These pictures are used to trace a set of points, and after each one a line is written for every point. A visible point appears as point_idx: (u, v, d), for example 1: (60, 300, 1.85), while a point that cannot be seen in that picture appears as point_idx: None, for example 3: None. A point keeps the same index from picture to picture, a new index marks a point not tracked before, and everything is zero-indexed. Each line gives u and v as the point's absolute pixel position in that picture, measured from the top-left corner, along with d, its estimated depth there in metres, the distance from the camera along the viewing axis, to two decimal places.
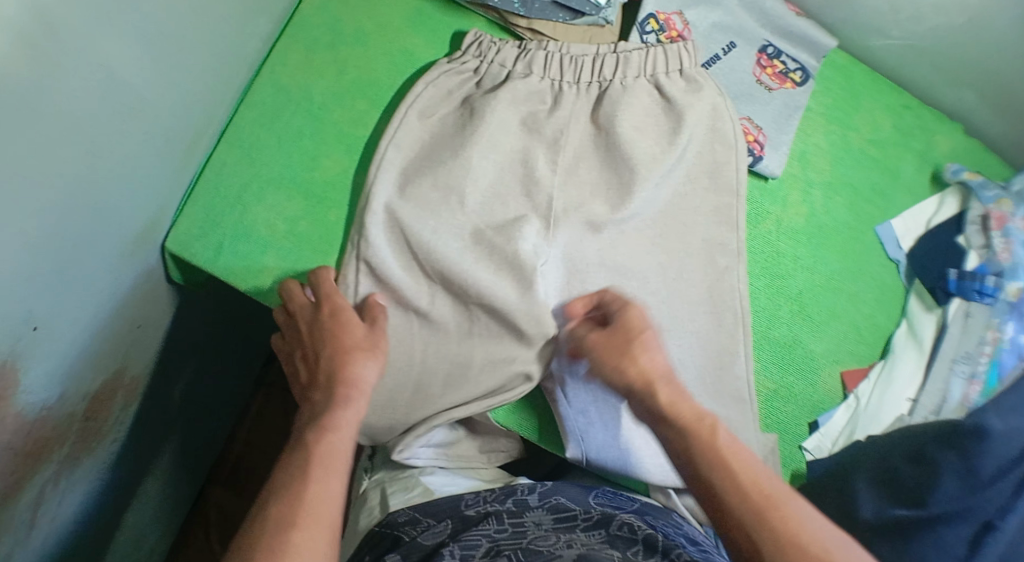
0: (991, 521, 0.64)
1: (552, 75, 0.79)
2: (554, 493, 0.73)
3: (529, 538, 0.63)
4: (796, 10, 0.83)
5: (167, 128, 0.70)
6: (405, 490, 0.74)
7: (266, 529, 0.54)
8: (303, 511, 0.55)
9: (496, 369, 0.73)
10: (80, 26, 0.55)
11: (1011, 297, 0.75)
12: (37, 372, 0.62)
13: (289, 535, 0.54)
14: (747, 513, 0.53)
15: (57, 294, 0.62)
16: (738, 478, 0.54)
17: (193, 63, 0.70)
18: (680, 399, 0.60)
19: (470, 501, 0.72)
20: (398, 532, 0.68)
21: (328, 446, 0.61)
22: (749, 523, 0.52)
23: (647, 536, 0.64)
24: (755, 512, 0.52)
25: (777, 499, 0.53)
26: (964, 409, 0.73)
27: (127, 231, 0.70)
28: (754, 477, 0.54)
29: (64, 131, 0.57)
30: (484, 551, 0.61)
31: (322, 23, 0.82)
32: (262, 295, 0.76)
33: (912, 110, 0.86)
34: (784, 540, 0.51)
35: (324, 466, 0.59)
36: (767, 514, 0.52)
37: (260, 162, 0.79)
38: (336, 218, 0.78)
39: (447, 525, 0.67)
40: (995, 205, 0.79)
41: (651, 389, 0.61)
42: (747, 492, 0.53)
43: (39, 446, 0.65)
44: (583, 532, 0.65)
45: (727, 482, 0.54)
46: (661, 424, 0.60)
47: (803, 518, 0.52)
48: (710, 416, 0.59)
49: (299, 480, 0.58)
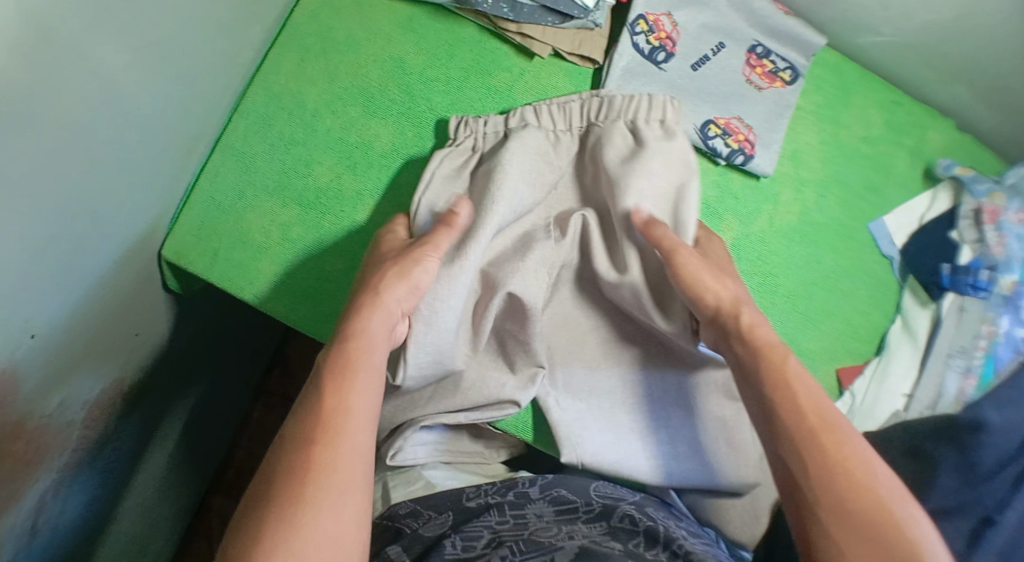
0: (991, 515, 0.64)
1: (546, 124, 0.79)
2: (556, 485, 0.73)
3: (530, 528, 0.64)
4: (785, 9, 0.84)
5: (161, 137, 0.71)
6: (406, 484, 0.76)
7: (292, 439, 0.54)
8: (326, 427, 0.54)
9: (487, 388, 0.72)
10: (74, 38, 0.56)
11: (1005, 290, 0.75)
12: (35, 381, 0.63)
13: (313, 448, 0.53)
14: (796, 432, 0.56)
15: (53, 303, 0.63)
16: (799, 403, 0.57)
17: (186, 71, 0.70)
18: (759, 324, 0.63)
19: (471, 493, 0.73)
20: (401, 524, 0.69)
21: (356, 360, 0.59)
22: (800, 441, 0.55)
23: (648, 528, 0.65)
24: (809, 435, 0.55)
25: (830, 426, 0.55)
26: (960, 402, 0.73)
27: (122, 239, 0.71)
28: (817, 406, 0.57)
29: (60, 142, 0.58)
30: (484, 542, 0.63)
31: (315, 31, 0.83)
32: (257, 301, 0.77)
33: (904, 106, 0.86)
34: (835, 464, 0.53)
35: (347, 381, 0.57)
36: (820, 437, 0.55)
37: (254, 169, 0.80)
38: (330, 224, 0.79)
39: (448, 516, 0.69)
40: (987, 199, 0.79)
41: (736, 308, 0.65)
42: (802, 417, 0.56)
43: (37, 454, 0.66)
44: (585, 524, 0.66)
45: (792, 407, 0.57)
46: (739, 342, 0.63)
47: (851, 447, 0.54)
48: (784, 348, 0.61)
49: (318, 402, 0.55)
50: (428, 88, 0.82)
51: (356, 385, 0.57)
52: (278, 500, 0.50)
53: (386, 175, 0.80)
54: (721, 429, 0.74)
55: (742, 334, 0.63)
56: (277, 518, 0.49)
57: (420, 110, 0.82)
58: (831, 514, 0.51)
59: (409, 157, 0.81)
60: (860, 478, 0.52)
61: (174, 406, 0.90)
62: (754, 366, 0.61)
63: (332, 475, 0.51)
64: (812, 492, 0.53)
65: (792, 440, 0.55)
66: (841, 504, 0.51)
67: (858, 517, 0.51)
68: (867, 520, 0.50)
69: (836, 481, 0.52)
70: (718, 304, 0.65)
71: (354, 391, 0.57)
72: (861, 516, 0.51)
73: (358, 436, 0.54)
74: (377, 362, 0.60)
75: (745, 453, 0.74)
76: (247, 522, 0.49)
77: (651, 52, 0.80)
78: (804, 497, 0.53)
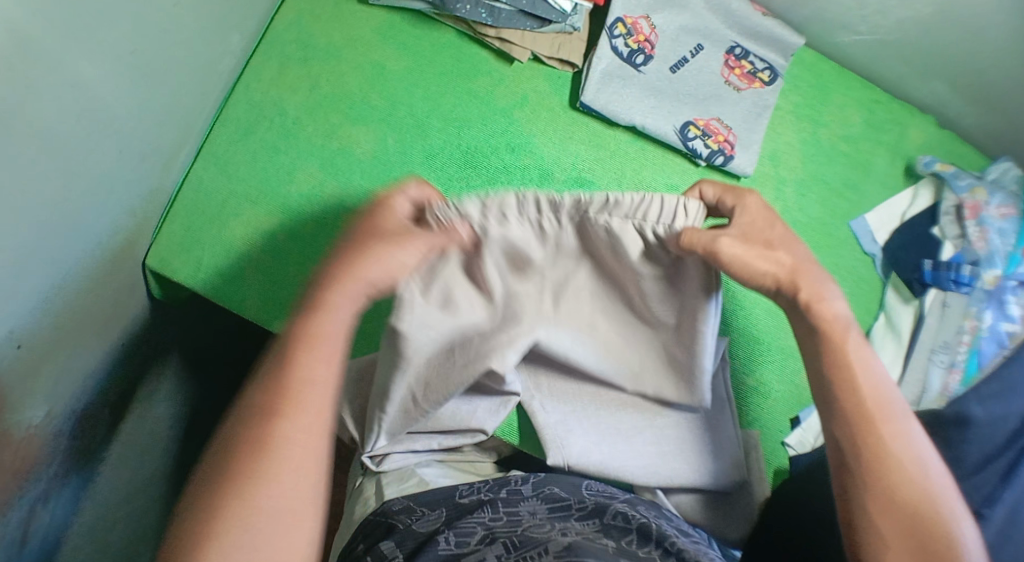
0: (980, 510, 0.63)
1: (536, 212, 0.55)
2: (549, 482, 0.73)
3: (524, 525, 0.64)
4: (762, 10, 0.84)
5: (144, 147, 0.72)
6: (399, 481, 0.75)
7: (249, 418, 0.53)
8: (268, 408, 0.52)
9: (458, 414, 0.74)
10: (54, 48, 0.57)
11: (988, 285, 0.75)
12: (20, 391, 0.64)
13: (260, 429, 0.52)
14: (848, 417, 0.56)
15: (38, 314, 0.63)
16: (858, 385, 0.56)
17: (167, 80, 0.71)
18: (815, 298, 0.57)
19: (463, 491, 0.73)
20: (393, 520, 0.68)
21: (314, 332, 0.54)
22: (854, 428, 0.55)
23: (641, 525, 0.65)
24: (862, 424, 0.55)
25: (882, 412, 0.55)
26: (945, 399, 0.72)
27: (106, 249, 0.71)
28: (881, 390, 0.56)
29: (42, 151, 0.59)
30: (478, 538, 0.63)
31: (296, 39, 0.84)
32: (242, 311, 0.77)
33: (883, 104, 0.87)
34: (885, 456, 0.54)
35: (301, 351, 0.53)
36: (874, 427, 0.55)
37: (237, 178, 0.81)
38: (313, 232, 0.80)
39: (441, 512, 0.69)
40: (968, 194, 0.79)
41: (793, 284, 0.57)
42: (851, 404, 0.56)
43: (26, 463, 0.67)
44: (578, 521, 0.66)
45: (852, 387, 0.56)
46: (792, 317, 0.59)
47: (907, 436, 0.55)
48: (848, 320, 0.58)
49: (269, 380, 0.53)
50: (409, 95, 0.83)
51: (312, 360, 0.53)
52: (218, 485, 0.50)
53: (366, 180, 0.81)
54: (707, 428, 0.74)
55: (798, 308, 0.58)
56: (228, 506, 0.49)
57: (400, 115, 0.83)
58: (880, 508, 0.53)
59: (389, 163, 0.81)
60: (914, 475, 0.53)
61: (158, 401, 0.89)
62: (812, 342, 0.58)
63: (273, 460, 0.51)
64: (861, 480, 0.54)
65: (847, 424, 0.56)
66: (892, 499, 0.53)
67: (905, 513, 0.53)
68: (904, 509, 0.53)
69: (883, 472, 0.54)
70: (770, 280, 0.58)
71: (315, 365, 0.53)
72: (905, 510, 0.53)
73: (305, 415, 0.52)
74: (337, 328, 0.54)
75: (730, 447, 0.74)
76: (190, 502, 0.51)
77: (630, 54, 0.81)
78: (852, 484, 0.55)
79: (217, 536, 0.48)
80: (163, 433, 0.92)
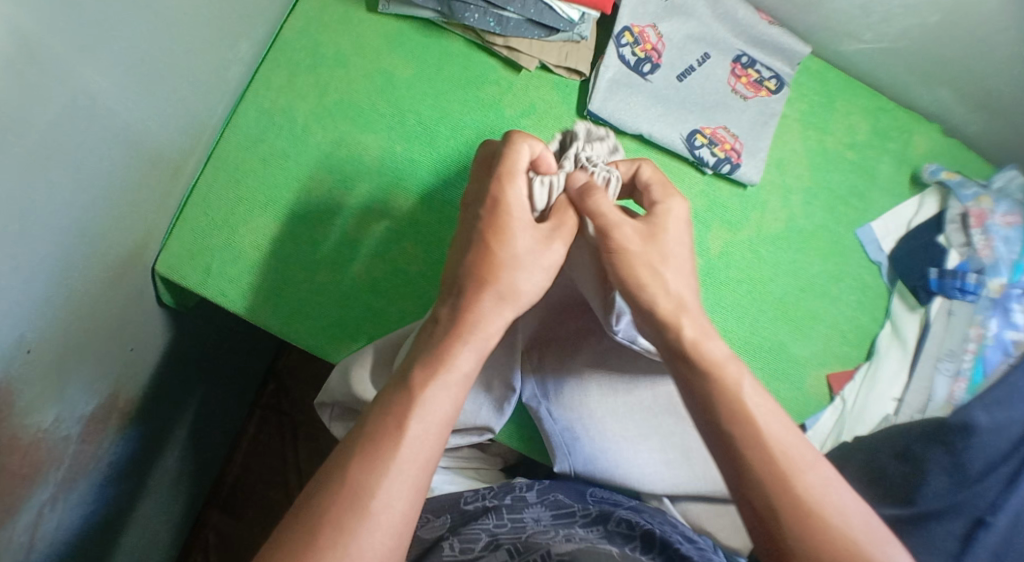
0: (983, 517, 0.64)
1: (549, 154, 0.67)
2: (554, 489, 0.74)
3: (528, 530, 0.65)
4: (769, 19, 0.85)
5: (153, 153, 0.72)
6: None
7: (345, 458, 0.52)
8: (365, 448, 0.51)
9: (464, 416, 0.75)
10: (63, 56, 0.57)
11: (993, 293, 0.75)
12: (30, 394, 0.64)
13: (351, 473, 0.50)
14: (765, 470, 0.52)
15: (49, 319, 0.64)
16: (760, 436, 0.53)
17: (176, 88, 0.72)
18: (704, 339, 0.58)
19: (468, 497, 0.73)
20: None
21: (436, 382, 0.54)
22: (769, 487, 0.51)
23: (644, 531, 0.66)
24: (775, 479, 0.51)
25: (783, 463, 0.52)
26: (950, 406, 0.73)
27: (116, 255, 0.72)
28: (784, 440, 0.53)
29: (51, 159, 0.59)
30: (482, 545, 0.64)
31: (305, 47, 0.84)
32: (254, 318, 0.78)
33: (889, 112, 0.87)
34: (804, 513, 0.50)
35: (423, 387, 0.54)
36: (786, 479, 0.51)
37: (246, 185, 0.81)
38: (322, 239, 0.81)
39: (446, 520, 0.70)
40: (974, 203, 0.79)
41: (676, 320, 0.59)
42: (759, 457, 0.52)
43: (34, 467, 0.68)
44: (583, 528, 0.66)
45: (754, 440, 0.53)
46: (680, 360, 0.58)
47: (813, 489, 0.51)
48: (733, 363, 0.57)
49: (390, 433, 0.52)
50: (417, 102, 0.84)
51: (429, 408, 0.53)
52: (312, 529, 0.48)
53: (376, 187, 0.82)
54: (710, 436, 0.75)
55: (682, 355, 0.58)
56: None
57: (409, 123, 0.83)
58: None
59: (398, 171, 0.82)
60: (839, 533, 0.49)
61: (167, 407, 0.90)
62: (702, 384, 0.56)
63: (363, 509, 0.49)
64: (787, 546, 0.49)
65: (761, 481, 0.52)
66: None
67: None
68: None
69: (808, 532, 0.49)
70: (654, 308, 0.60)
71: (423, 417, 0.53)
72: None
73: (412, 468, 0.51)
74: (465, 367, 0.56)
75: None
76: (282, 546, 0.48)
77: (637, 63, 0.81)
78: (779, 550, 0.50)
79: None
80: (171, 437, 0.93)
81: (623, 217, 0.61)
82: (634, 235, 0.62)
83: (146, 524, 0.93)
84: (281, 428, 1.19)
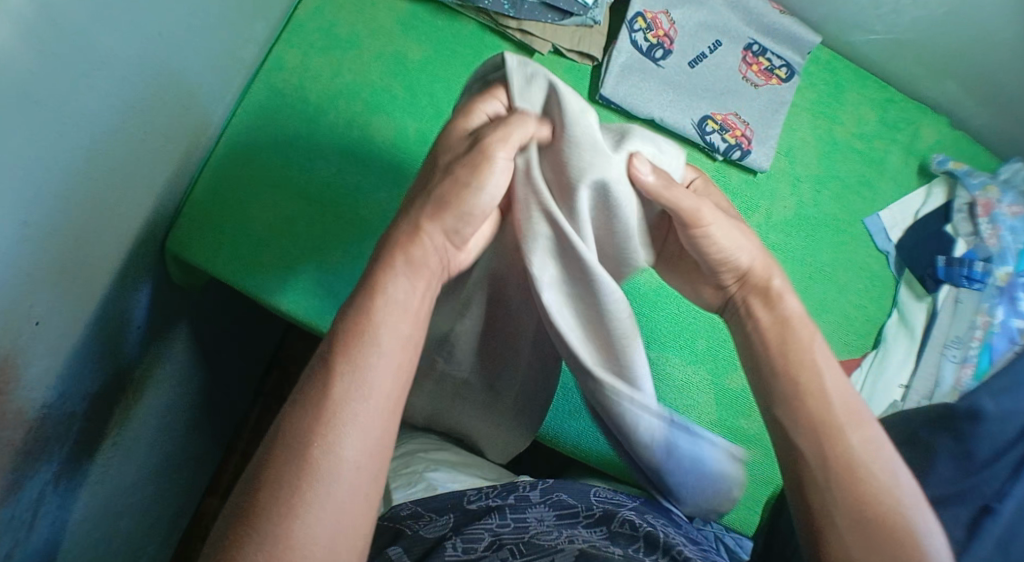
0: (990, 504, 0.65)
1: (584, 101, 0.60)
2: (557, 489, 0.75)
3: (531, 530, 0.67)
4: (780, 8, 0.86)
5: (165, 128, 0.72)
6: (407, 485, 0.77)
7: (301, 398, 0.50)
8: (327, 385, 0.50)
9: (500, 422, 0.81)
10: (83, 23, 0.57)
11: (1000, 282, 0.76)
12: (37, 368, 0.64)
13: (309, 413, 0.49)
14: (815, 421, 0.57)
15: (58, 292, 0.64)
16: (823, 386, 0.58)
17: (192, 61, 0.72)
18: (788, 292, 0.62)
19: (471, 497, 0.74)
20: (401, 525, 0.70)
21: (378, 312, 0.53)
22: (813, 436, 0.57)
23: (648, 533, 0.67)
24: (825, 434, 0.57)
25: (835, 421, 0.57)
26: (957, 393, 0.73)
27: (125, 230, 0.72)
28: (844, 398, 0.58)
29: (67, 128, 0.59)
30: (485, 545, 0.65)
31: (318, 28, 0.85)
32: (260, 296, 0.78)
33: (898, 104, 0.88)
34: (849, 462, 0.55)
35: (379, 314, 0.53)
36: (840, 432, 0.57)
37: (258, 164, 0.81)
38: (334, 218, 0.81)
39: (449, 518, 0.71)
40: (981, 192, 0.80)
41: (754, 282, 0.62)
42: (810, 413, 0.57)
43: (39, 443, 0.67)
44: (585, 529, 0.68)
45: (813, 393, 0.58)
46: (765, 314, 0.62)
47: (866, 442, 0.57)
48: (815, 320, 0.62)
49: (334, 381, 0.50)
50: (430, 85, 0.84)
51: (378, 339, 0.52)
52: (281, 469, 0.48)
53: (387, 167, 0.82)
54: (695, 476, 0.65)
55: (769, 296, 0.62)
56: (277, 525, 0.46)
57: (422, 105, 0.84)
58: (843, 519, 0.54)
59: (410, 154, 0.83)
60: (881, 485, 0.55)
61: (173, 389, 0.90)
62: (779, 329, 0.61)
63: (323, 446, 0.48)
64: (828, 491, 0.55)
65: (813, 425, 0.57)
66: (857, 508, 0.54)
67: (876, 524, 0.53)
68: (871, 520, 0.53)
69: (852, 482, 0.55)
70: (733, 267, 0.62)
71: (377, 355, 0.51)
72: (875, 518, 0.54)
73: (368, 413, 0.50)
74: (412, 297, 0.54)
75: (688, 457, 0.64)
76: (256, 485, 0.48)
77: (649, 49, 0.82)
78: (817, 490, 0.56)
79: (289, 512, 0.46)
80: (173, 419, 0.92)
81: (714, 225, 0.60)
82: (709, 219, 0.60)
83: (145, 509, 0.93)
84: None
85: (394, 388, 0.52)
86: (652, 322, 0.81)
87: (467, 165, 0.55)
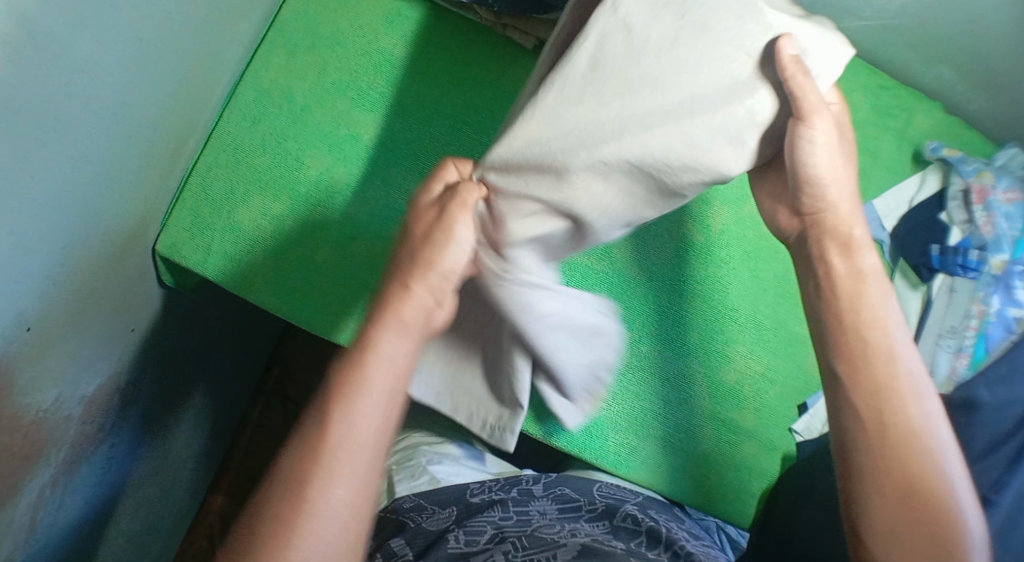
0: (987, 495, 0.64)
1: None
2: (560, 483, 0.77)
3: (534, 524, 0.67)
4: None
5: (151, 131, 0.72)
6: (411, 477, 0.80)
7: (290, 449, 0.49)
8: (308, 438, 0.48)
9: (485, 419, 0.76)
10: (66, 32, 0.56)
11: (995, 270, 0.75)
12: (31, 375, 0.64)
13: (289, 468, 0.47)
14: (878, 388, 0.56)
15: (47, 299, 0.64)
16: (886, 348, 0.57)
17: (176, 64, 0.71)
18: (865, 246, 0.61)
19: (474, 490, 0.76)
20: (403, 519, 0.72)
21: (371, 367, 0.50)
22: (872, 399, 0.56)
23: (650, 528, 0.68)
24: (881, 399, 0.56)
25: (900, 389, 0.56)
26: (952, 383, 0.73)
27: (114, 234, 0.72)
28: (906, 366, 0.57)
29: (52, 136, 0.59)
30: (487, 537, 0.65)
31: (303, 27, 0.84)
32: (252, 297, 0.78)
33: (890, 90, 0.87)
34: (906, 429, 0.55)
35: (369, 370, 0.50)
36: (900, 398, 0.56)
37: (246, 165, 0.81)
38: (322, 217, 0.81)
39: (452, 511, 0.72)
40: (975, 178, 0.79)
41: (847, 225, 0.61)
42: (872, 378, 0.56)
43: (36, 448, 0.68)
44: (588, 523, 0.69)
45: (865, 361, 0.57)
46: (841, 256, 0.60)
47: (922, 409, 0.56)
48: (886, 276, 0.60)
49: (319, 436, 0.48)
50: (416, 81, 0.84)
51: (365, 392, 0.49)
52: (264, 521, 0.46)
53: (375, 166, 0.82)
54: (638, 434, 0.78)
55: (846, 246, 0.60)
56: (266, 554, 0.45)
57: (408, 102, 0.83)
58: (889, 485, 0.54)
59: (397, 151, 0.82)
60: (931, 452, 0.54)
61: (172, 390, 0.91)
62: (843, 295, 0.59)
63: (303, 498, 0.46)
64: (875, 459, 0.55)
65: (874, 391, 0.56)
66: (905, 476, 0.54)
67: (919, 498, 0.53)
68: (917, 490, 0.53)
69: (905, 447, 0.54)
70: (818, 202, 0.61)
71: (359, 409, 0.49)
72: (922, 497, 0.53)
73: (345, 466, 0.47)
74: (403, 358, 0.51)
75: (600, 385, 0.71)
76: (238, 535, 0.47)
77: None
78: (865, 459, 0.55)
79: None
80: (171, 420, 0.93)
81: (820, 134, 0.56)
82: (829, 130, 0.57)
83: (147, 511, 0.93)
84: (285, 417, 1.20)
85: (374, 443, 0.49)
86: (639, 319, 0.80)
87: (447, 230, 0.55)
